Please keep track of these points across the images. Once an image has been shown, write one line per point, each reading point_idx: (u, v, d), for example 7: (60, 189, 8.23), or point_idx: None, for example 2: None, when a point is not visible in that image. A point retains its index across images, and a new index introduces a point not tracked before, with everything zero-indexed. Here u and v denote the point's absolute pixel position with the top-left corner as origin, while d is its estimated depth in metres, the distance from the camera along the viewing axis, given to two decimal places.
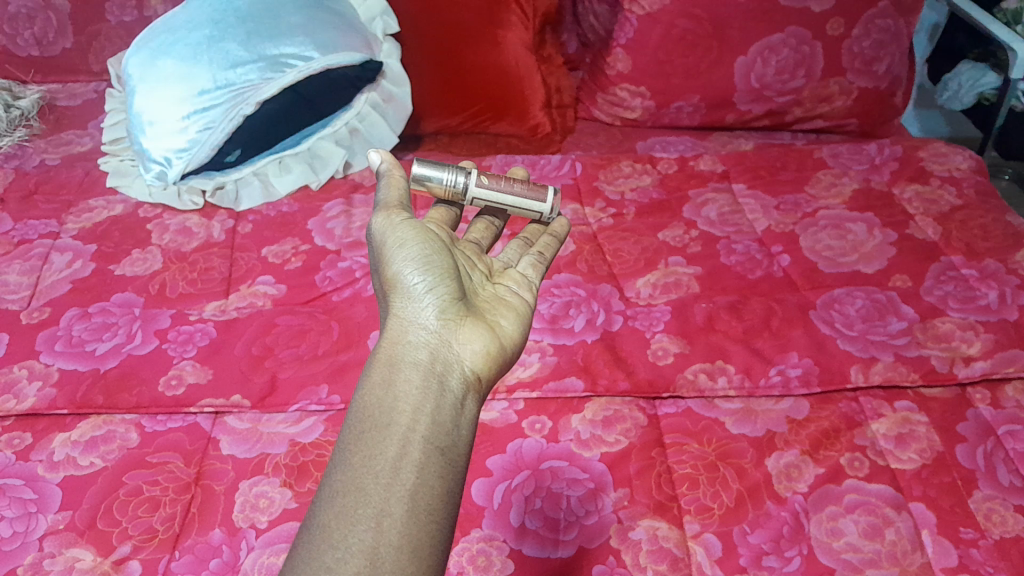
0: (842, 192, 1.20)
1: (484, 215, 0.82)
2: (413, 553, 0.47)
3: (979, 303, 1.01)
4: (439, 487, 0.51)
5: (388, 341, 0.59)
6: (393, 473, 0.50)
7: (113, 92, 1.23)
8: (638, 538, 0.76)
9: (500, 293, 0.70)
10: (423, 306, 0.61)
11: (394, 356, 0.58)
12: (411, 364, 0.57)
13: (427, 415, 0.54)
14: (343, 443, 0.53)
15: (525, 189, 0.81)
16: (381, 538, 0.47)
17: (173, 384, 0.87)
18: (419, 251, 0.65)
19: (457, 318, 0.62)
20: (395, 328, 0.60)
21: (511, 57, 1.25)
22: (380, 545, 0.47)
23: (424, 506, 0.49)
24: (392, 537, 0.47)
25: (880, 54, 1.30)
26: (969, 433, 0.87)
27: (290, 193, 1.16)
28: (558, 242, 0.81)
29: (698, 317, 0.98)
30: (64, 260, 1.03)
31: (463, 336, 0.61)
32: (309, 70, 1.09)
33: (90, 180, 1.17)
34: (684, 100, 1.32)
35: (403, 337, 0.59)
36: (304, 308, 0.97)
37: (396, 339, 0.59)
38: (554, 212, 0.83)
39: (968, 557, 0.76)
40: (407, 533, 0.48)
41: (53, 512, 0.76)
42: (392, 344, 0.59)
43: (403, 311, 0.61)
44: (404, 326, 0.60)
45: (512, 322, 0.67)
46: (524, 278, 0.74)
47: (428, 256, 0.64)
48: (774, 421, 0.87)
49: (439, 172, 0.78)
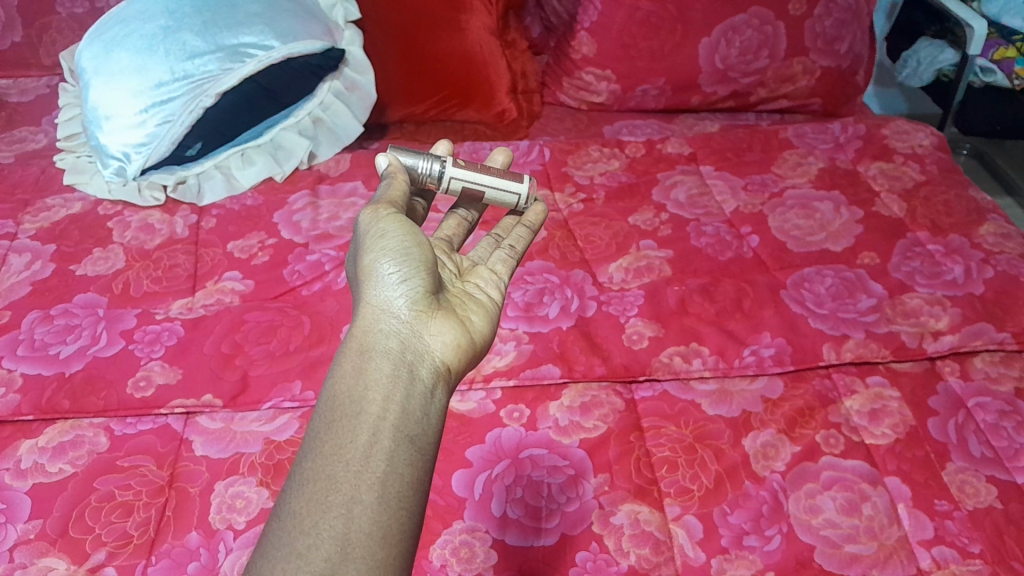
0: (808, 171, 1.21)
1: (458, 209, 0.81)
2: (384, 541, 0.47)
3: (946, 278, 1.03)
4: (409, 476, 0.50)
5: (359, 328, 0.58)
6: (364, 461, 0.49)
7: (66, 86, 1.19)
8: (620, 523, 0.76)
9: (470, 288, 0.69)
10: (395, 294, 0.60)
11: (365, 344, 0.56)
12: (382, 352, 0.56)
13: (398, 404, 0.53)
14: (313, 430, 0.52)
15: (501, 171, 0.80)
16: (351, 526, 0.46)
17: (141, 385, 0.86)
18: (395, 239, 0.63)
19: (428, 307, 0.60)
20: (366, 315, 0.59)
21: (475, 43, 1.24)
22: (350, 532, 0.46)
23: (396, 493, 0.49)
24: (363, 524, 0.47)
25: (842, 33, 1.32)
26: (940, 406, 0.88)
27: (254, 185, 1.14)
28: (531, 233, 0.79)
29: (671, 301, 0.98)
30: (22, 261, 1.00)
31: (435, 325, 0.60)
32: (269, 59, 1.07)
33: (46, 177, 1.14)
34: (649, 83, 1.31)
35: (375, 324, 0.58)
36: (274, 303, 0.96)
37: (367, 327, 0.58)
38: (530, 197, 0.82)
39: (944, 529, 0.77)
40: (377, 520, 0.47)
41: (23, 521, 0.74)
42: (362, 332, 0.57)
43: (373, 297, 0.60)
44: (375, 312, 0.59)
45: (483, 315, 0.65)
46: (494, 274, 0.72)
47: (404, 244, 0.62)
48: (750, 401, 0.88)
49: (415, 160, 0.76)
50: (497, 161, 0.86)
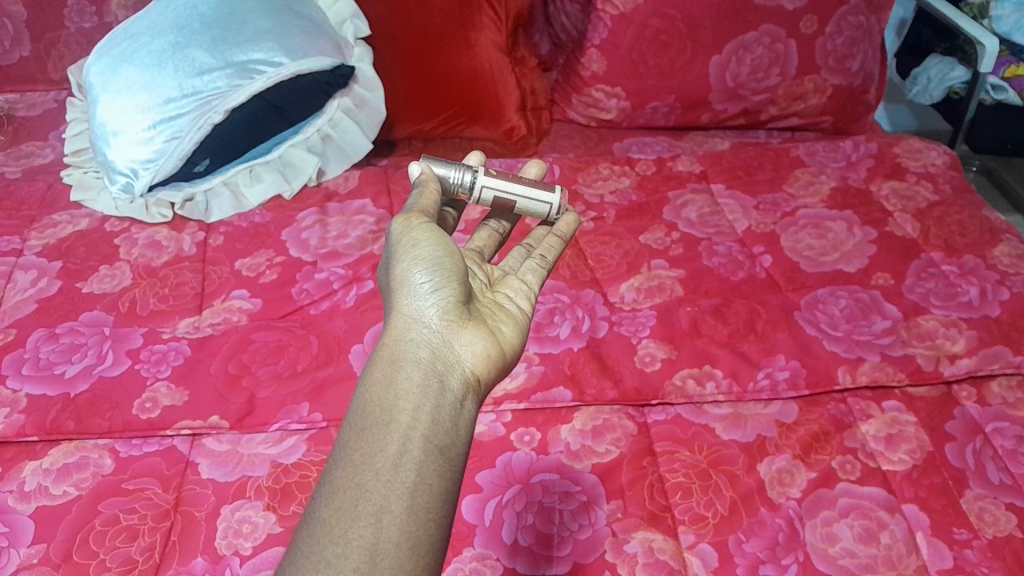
0: (820, 190, 1.20)
1: (490, 221, 0.79)
2: (412, 551, 0.46)
3: (961, 300, 1.01)
4: (438, 486, 0.49)
5: (391, 336, 0.56)
6: (393, 470, 0.48)
7: (74, 101, 1.18)
8: (634, 551, 0.74)
9: (500, 299, 0.67)
10: (427, 304, 0.58)
11: (395, 352, 0.55)
12: (413, 361, 0.54)
13: (428, 414, 0.51)
14: (342, 438, 0.51)
15: (532, 181, 0.79)
16: (381, 536, 0.45)
17: (147, 406, 0.84)
18: (427, 248, 0.61)
19: (460, 316, 0.59)
20: (397, 324, 0.57)
21: (483, 60, 1.23)
22: (379, 542, 0.45)
23: (425, 502, 0.48)
24: (391, 534, 0.46)
25: (853, 51, 1.30)
26: (957, 432, 0.87)
27: (262, 202, 1.13)
28: (562, 242, 0.77)
29: (683, 322, 0.97)
30: (28, 278, 0.99)
31: (466, 334, 0.58)
32: (278, 76, 1.06)
33: (53, 194, 1.13)
34: (659, 101, 1.30)
35: (405, 333, 0.56)
36: (281, 323, 0.95)
37: (398, 336, 0.56)
38: (561, 210, 0.80)
39: (962, 558, 0.75)
40: (405, 531, 0.46)
41: (26, 545, 0.72)
42: (393, 340, 0.56)
43: (405, 306, 0.58)
44: (407, 319, 0.57)
45: (513, 326, 0.63)
46: (524, 285, 0.69)
47: (436, 254, 0.61)
48: (764, 425, 0.87)
49: (447, 170, 0.75)
50: (530, 174, 0.85)
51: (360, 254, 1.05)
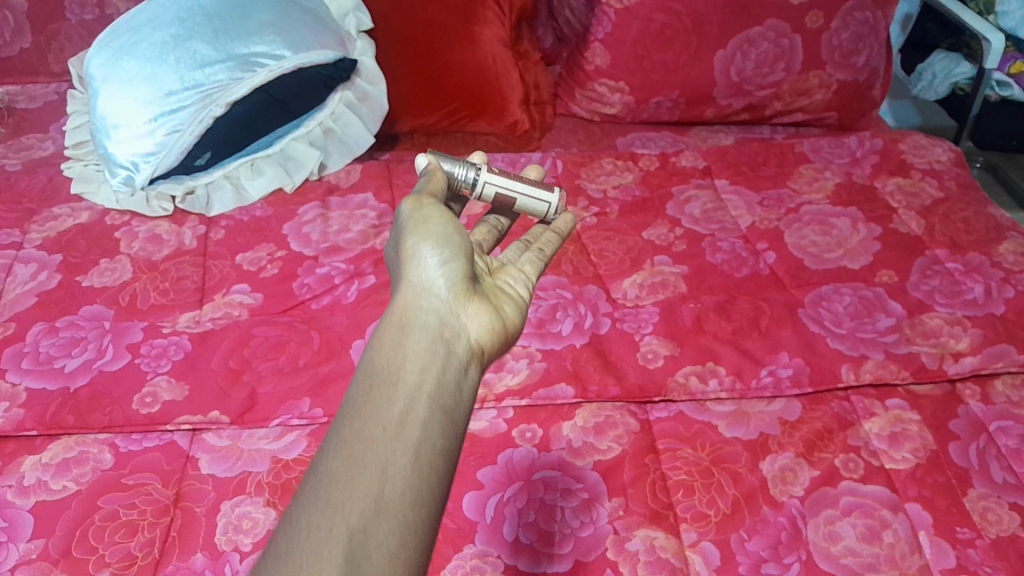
0: (825, 186, 1.19)
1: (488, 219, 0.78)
2: (416, 503, 0.44)
3: (966, 298, 1.01)
4: (443, 444, 0.48)
5: (399, 303, 0.56)
6: (399, 426, 0.47)
7: (75, 94, 1.18)
8: (635, 549, 0.74)
9: (504, 282, 0.66)
10: (435, 275, 0.58)
11: (403, 317, 0.55)
12: (421, 326, 0.54)
13: (435, 374, 0.51)
14: (350, 397, 0.50)
15: (532, 181, 0.79)
16: (385, 486, 0.44)
17: (147, 401, 0.84)
18: (438, 227, 0.62)
19: (467, 290, 0.58)
20: (406, 293, 0.57)
21: (487, 54, 1.23)
22: (383, 492, 0.44)
23: (431, 459, 0.47)
24: (395, 485, 0.45)
25: (859, 46, 1.30)
26: (961, 430, 0.86)
27: (264, 196, 1.12)
28: (561, 239, 0.77)
29: (687, 319, 0.96)
30: (28, 271, 0.99)
31: (473, 307, 0.58)
32: (280, 69, 1.05)
33: (53, 186, 1.12)
34: (663, 95, 1.30)
35: (414, 300, 0.56)
36: (282, 318, 0.94)
37: (406, 303, 0.56)
38: (558, 210, 0.80)
39: (966, 558, 0.75)
40: (410, 482, 0.45)
41: (25, 540, 0.72)
42: (402, 306, 0.56)
43: (413, 276, 0.58)
44: (413, 289, 0.57)
45: (517, 308, 0.63)
46: (523, 274, 0.69)
47: (445, 232, 0.61)
48: (767, 423, 0.86)
49: (451, 164, 0.74)
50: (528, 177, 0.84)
51: (362, 249, 1.04)
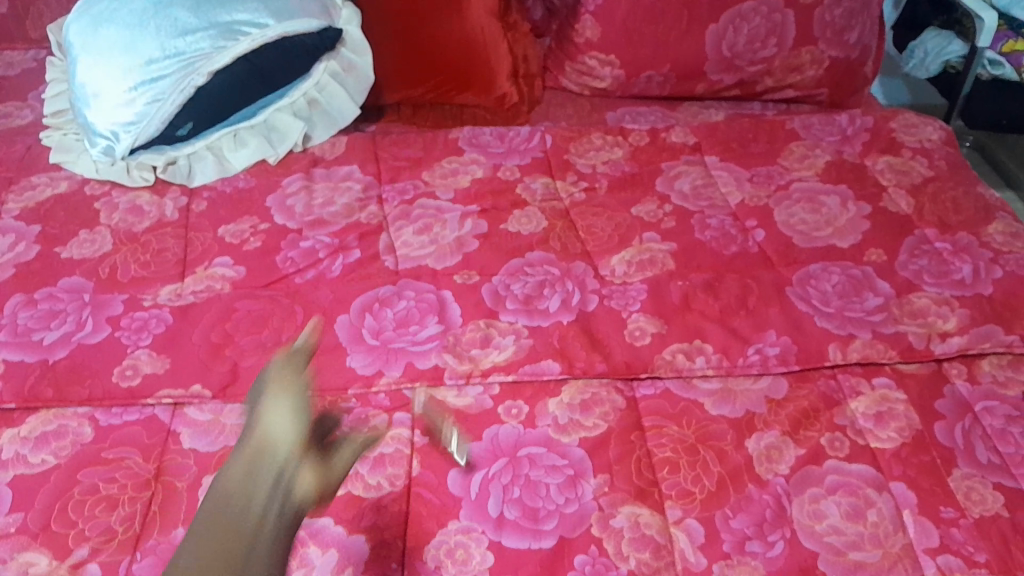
0: (815, 164, 1.18)
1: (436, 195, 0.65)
2: (243, 543, 0.57)
3: (954, 278, 1.00)
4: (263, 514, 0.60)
5: (247, 449, 0.66)
6: (243, 503, 0.60)
7: (53, 61, 1.15)
8: (620, 525, 0.74)
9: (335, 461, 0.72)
10: (280, 427, 0.68)
11: (258, 454, 0.65)
12: (264, 471, 0.63)
13: (273, 509, 0.60)
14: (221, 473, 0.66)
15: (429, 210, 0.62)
16: (247, 507, 0.59)
17: (128, 374, 0.83)
18: (295, 381, 0.76)
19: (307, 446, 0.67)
20: (258, 435, 0.67)
21: (475, 27, 1.20)
22: (244, 505, 0.59)
23: (266, 545, 0.58)
24: (247, 527, 0.58)
25: (851, 23, 1.28)
26: (947, 410, 0.86)
27: (246, 167, 1.10)
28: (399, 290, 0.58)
29: (674, 296, 0.96)
30: (6, 242, 0.97)
31: (305, 462, 0.67)
32: (263, 38, 1.03)
33: (32, 155, 1.10)
34: (654, 70, 1.28)
35: (264, 445, 0.66)
36: (266, 292, 0.93)
37: (263, 438, 0.67)
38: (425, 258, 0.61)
39: (949, 537, 0.75)
40: (254, 537, 0.58)
41: (2, 515, 0.71)
42: (259, 446, 0.65)
43: (266, 425, 0.68)
44: (248, 445, 0.68)
45: (346, 457, 0.72)
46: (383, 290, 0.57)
47: (290, 399, 0.75)
48: (753, 401, 0.86)
49: None
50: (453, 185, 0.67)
51: (347, 222, 1.03)
